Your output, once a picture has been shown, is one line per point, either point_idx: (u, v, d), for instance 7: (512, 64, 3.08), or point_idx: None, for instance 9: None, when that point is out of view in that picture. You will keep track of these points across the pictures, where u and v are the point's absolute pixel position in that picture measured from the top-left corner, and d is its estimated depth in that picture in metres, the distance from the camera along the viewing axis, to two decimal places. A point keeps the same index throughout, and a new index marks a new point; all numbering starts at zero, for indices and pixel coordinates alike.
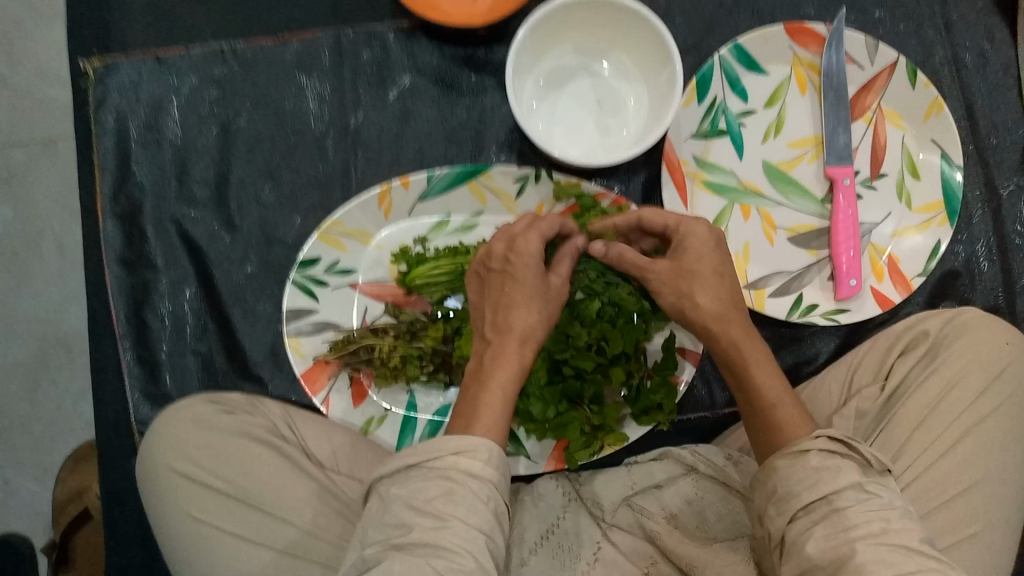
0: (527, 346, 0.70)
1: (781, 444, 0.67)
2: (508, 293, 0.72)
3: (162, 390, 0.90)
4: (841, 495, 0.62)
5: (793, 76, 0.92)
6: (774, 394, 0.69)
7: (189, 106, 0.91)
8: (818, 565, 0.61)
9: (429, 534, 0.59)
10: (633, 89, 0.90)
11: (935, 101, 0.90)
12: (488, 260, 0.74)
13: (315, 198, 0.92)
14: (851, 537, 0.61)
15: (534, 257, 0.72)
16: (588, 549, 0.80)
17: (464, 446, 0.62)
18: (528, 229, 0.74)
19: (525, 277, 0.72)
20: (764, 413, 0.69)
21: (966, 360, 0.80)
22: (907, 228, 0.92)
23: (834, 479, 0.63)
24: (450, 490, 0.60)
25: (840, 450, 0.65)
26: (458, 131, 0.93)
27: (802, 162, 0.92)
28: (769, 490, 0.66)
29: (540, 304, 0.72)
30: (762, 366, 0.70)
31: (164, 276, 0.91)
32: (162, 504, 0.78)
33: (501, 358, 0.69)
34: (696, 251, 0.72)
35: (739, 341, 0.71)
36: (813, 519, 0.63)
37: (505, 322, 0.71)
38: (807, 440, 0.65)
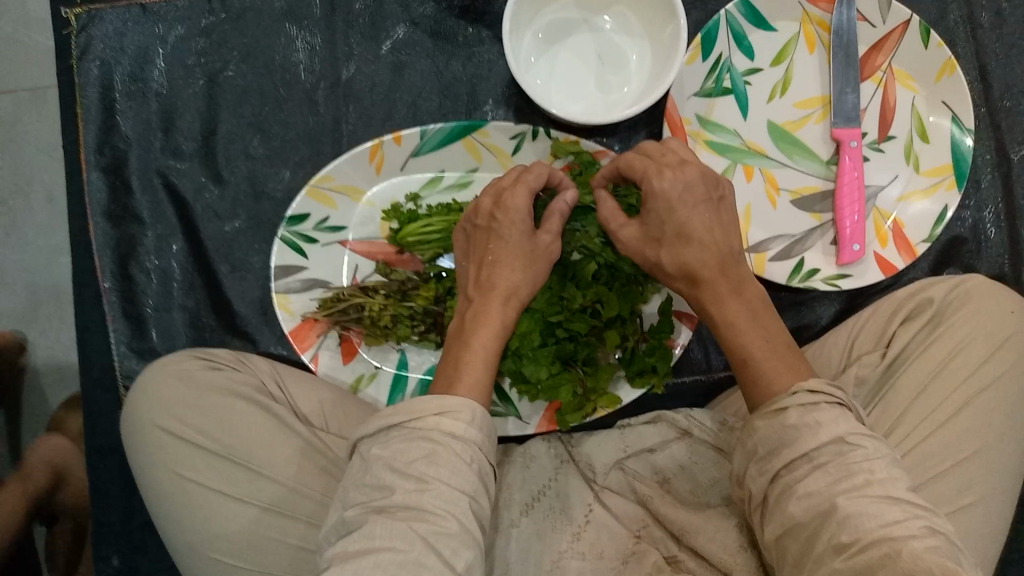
0: (510, 305, 0.70)
1: (758, 404, 0.64)
2: (494, 250, 0.72)
3: (148, 346, 0.89)
4: (821, 450, 0.59)
5: (802, 34, 0.89)
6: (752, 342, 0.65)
7: (175, 56, 0.89)
8: (801, 523, 0.59)
9: (412, 497, 0.57)
10: (635, 45, 0.87)
11: (948, 61, 0.87)
12: (476, 215, 0.74)
13: (305, 153, 0.90)
14: (834, 493, 0.58)
15: (521, 213, 0.71)
16: (580, 512, 0.78)
17: (446, 406, 0.61)
18: (516, 185, 0.73)
19: (511, 232, 0.71)
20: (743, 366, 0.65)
21: (969, 328, 0.78)
22: (913, 193, 0.89)
23: (814, 435, 0.59)
24: (431, 452, 0.59)
25: (823, 401, 0.61)
26: (453, 85, 0.90)
27: (808, 123, 0.89)
28: (751, 449, 0.63)
29: (526, 262, 0.71)
30: (742, 318, 0.66)
31: (150, 230, 0.89)
32: (147, 461, 0.76)
33: (485, 314, 0.69)
34: (662, 210, 0.66)
35: (709, 303, 0.67)
36: (797, 475, 0.60)
37: (490, 278, 0.71)
38: (785, 398, 0.61)
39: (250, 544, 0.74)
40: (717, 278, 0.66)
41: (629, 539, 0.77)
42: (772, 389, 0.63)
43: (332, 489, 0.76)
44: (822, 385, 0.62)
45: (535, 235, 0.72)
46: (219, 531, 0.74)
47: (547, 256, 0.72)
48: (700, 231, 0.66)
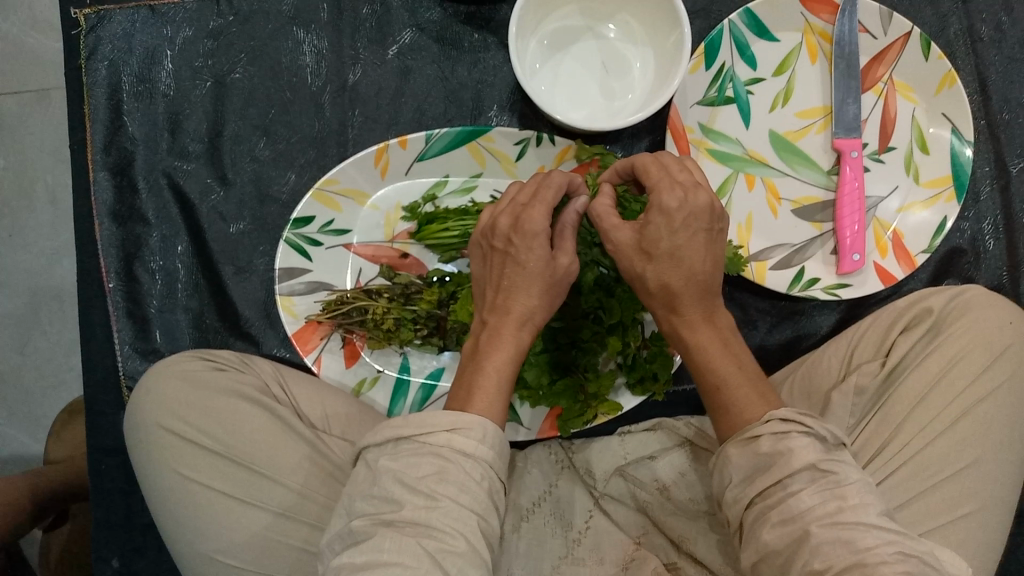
0: (525, 329, 0.66)
1: (728, 429, 0.63)
2: (511, 275, 0.67)
3: (151, 347, 0.89)
4: (795, 477, 0.58)
5: (804, 45, 0.90)
6: (727, 365, 0.64)
7: (182, 58, 0.89)
8: (775, 550, 0.58)
9: (421, 514, 0.57)
10: (639, 53, 0.88)
11: (948, 74, 0.88)
12: (492, 235, 0.69)
13: (311, 156, 0.90)
14: (807, 521, 0.57)
15: (540, 237, 0.67)
16: (579, 518, 0.79)
17: (459, 423, 0.60)
18: (533, 204, 0.68)
19: (530, 257, 0.66)
20: (716, 390, 0.64)
21: (968, 339, 0.79)
22: (913, 204, 0.90)
23: (788, 460, 0.58)
24: (441, 469, 0.58)
25: (795, 431, 0.59)
26: (459, 91, 0.90)
27: (809, 133, 0.90)
28: (726, 475, 0.62)
29: (544, 287, 0.67)
30: (716, 344, 0.64)
31: (156, 231, 0.90)
32: (151, 462, 0.76)
33: (501, 340, 0.65)
34: (661, 225, 0.64)
35: (684, 326, 0.65)
36: (772, 501, 0.59)
37: (505, 303, 0.66)
38: (758, 425, 0.60)
39: (255, 546, 0.74)
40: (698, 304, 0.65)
41: (630, 547, 0.77)
42: (744, 413, 0.62)
43: (337, 494, 0.76)
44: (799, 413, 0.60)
45: (553, 257, 0.67)
46: (222, 533, 0.74)
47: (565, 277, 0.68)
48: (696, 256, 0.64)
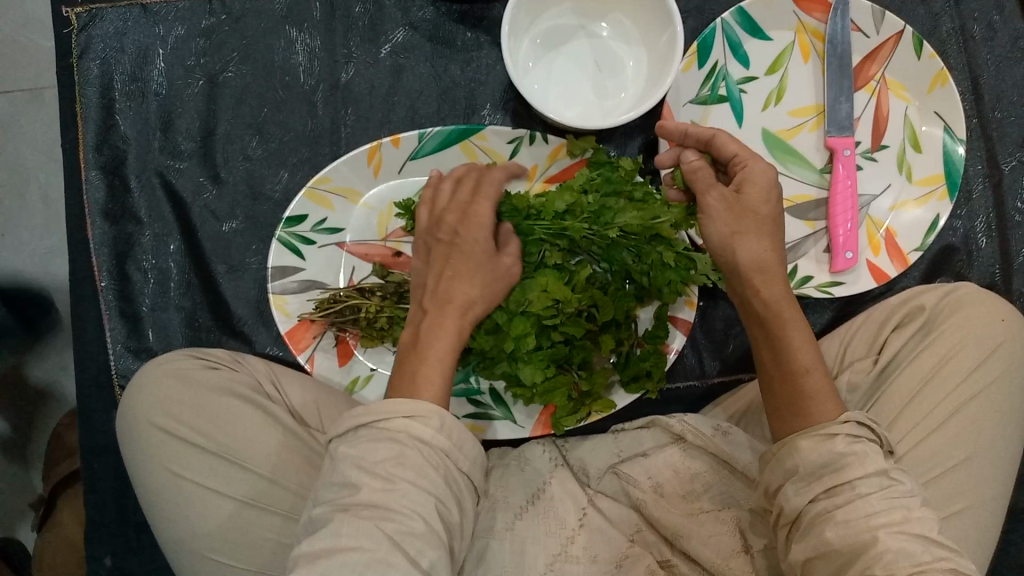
0: (468, 317, 0.69)
1: (805, 421, 0.64)
2: (453, 266, 0.71)
3: (144, 345, 0.89)
4: (865, 480, 0.60)
5: (796, 43, 0.90)
6: (807, 360, 0.65)
7: (174, 56, 0.89)
8: (838, 550, 0.59)
9: (379, 496, 0.57)
10: (632, 51, 0.88)
11: (940, 72, 0.88)
12: (437, 226, 0.73)
13: (303, 155, 0.90)
14: (873, 526, 0.58)
15: (483, 227, 0.73)
16: (574, 516, 0.79)
17: (416, 411, 0.61)
18: (476, 198, 0.74)
19: (472, 246, 0.71)
20: (791, 383, 0.65)
21: (962, 335, 0.79)
22: (906, 202, 0.90)
23: (861, 465, 0.60)
24: (399, 454, 0.59)
25: (865, 437, 0.62)
26: (452, 89, 0.90)
27: (802, 131, 0.90)
28: (791, 469, 0.63)
29: (483, 279, 0.71)
30: (806, 338, 0.65)
31: (148, 230, 0.89)
32: (140, 458, 0.76)
33: (442, 327, 0.68)
34: (760, 192, 0.68)
35: (784, 315, 0.66)
36: (838, 501, 0.60)
37: (446, 291, 0.70)
38: (837, 424, 0.62)
39: (236, 541, 0.74)
40: (790, 303, 0.66)
41: (623, 543, 0.79)
42: (818, 413, 0.63)
43: (309, 483, 0.76)
44: (867, 420, 0.63)
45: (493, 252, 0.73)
46: (213, 528, 0.74)
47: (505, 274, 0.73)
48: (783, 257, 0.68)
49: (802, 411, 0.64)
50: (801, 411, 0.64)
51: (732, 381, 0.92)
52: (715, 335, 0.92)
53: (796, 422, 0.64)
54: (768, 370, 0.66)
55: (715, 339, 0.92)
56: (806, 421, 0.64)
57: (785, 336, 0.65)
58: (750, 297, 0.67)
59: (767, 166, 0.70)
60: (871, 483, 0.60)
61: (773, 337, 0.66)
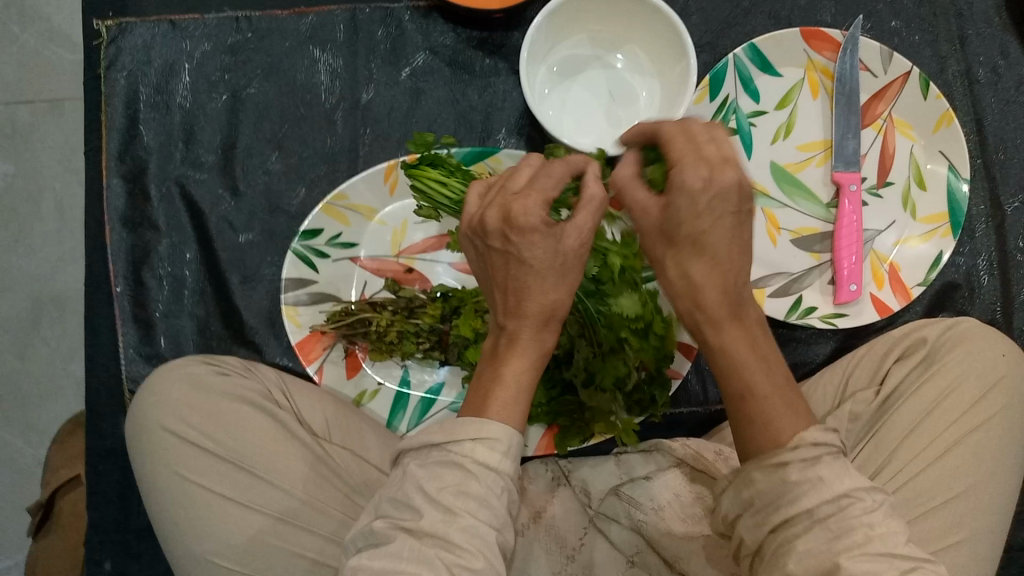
0: (548, 326, 0.62)
1: (750, 447, 0.59)
2: (516, 278, 0.62)
3: (156, 351, 0.90)
4: (823, 506, 0.55)
5: (806, 80, 0.93)
6: (753, 376, 0.59)
7: (200, 71, 0.92)
8: None
9: (439, 526, 0.57)
10: (645, 82, 0.90)
11: (946, 113, 0.90)
12: (486, 233, 0.63)
13: (321, 171, 0.92)
14: (834, 553, 0.54)
15: (541, 232, 0.60)
16: (574, 535, 0.81)
17: (482, 433, 0.58)
18: (524, 195, 0.61)
19: (535, 252, 0.61)
20: (736, 406, 0.60)
21: (962, 368, 0.80)
22: (910, 238, 0.92)
23: (816, 492, 0.55)
24: (463, 482, 0.58)
25: (826, 456, 0.57)
26: (469, 112, 0.93)
27: (810, 165, 0.92)
28: (746, 498, 0.59)
29: (558, 279, 0.62)
30: (752, 359, 0.59)
31: (165, 238, 0.91)
32: (149, 460, 0.77)
33: (520, 343, 0.62)
34: (689, 198, 0.58)
35: (731, 342, 0.60)
36: (796, 531, 0.56)
37: (516, 306, 0.62)
38: (786, 452, 0.57)
39: (257, 555, 0.74)
40: (738, 326, 0.60)
41: (623, 564, 0.79)
42: (764, 441, 0.58)
43: (327, 497, 0.77)
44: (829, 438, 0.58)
45: (562, 242, 0.61)
46: (225, 537, 0.74)
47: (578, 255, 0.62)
48: (731, 261, 0.59)
49: (752, 435, 0.59)
50: (752, 435, 0.59)
51: None
52: None
53: (749, 448, 0.59)
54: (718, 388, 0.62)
55: None
56: (751, 449, 0.59)
57: (724, 347, 0.60)
58: (686, 307, 0.61)
59: (697, 159, 0.57)
60: (835, 504, 0.55)
61: (717, 352, 0.60)
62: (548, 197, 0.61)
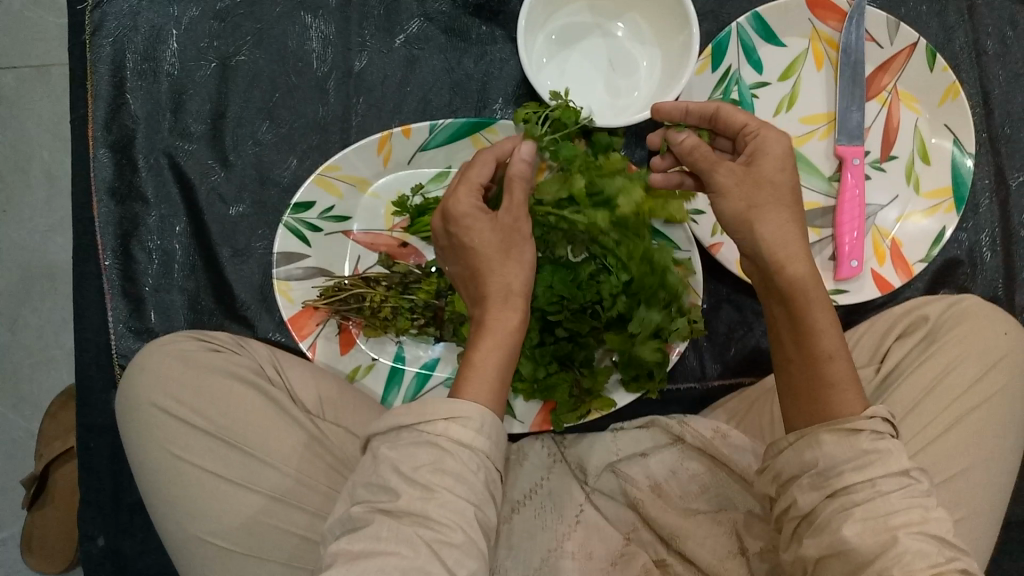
0: (511, 301, 0.66)
1: (822, 409, 0.63)
2: (469, 267, 0.68)
3: (146, 326, 0.89)
4: (886, 479, 0.59)
5: (810, 51, 0.91)
6: (831, 346, 0.64)
7: (188, 38, 0.89)
8: (858, 549, 0.58)
9: (418, 504, 0.56)
10: (646, 51, 0.88)
11: (952, 86, 0.88)
12: (442, 237, 0.70)
13: (313, 142, 0.90)
14: (891, 526, 0.58)
15: (474, 217, 0.67)
16: (571, 511, 0.80)
17: (455, 412, 0.59)
18: (458, 188, 0.68)
19: (478, 237, 0.67)
20: (812, 369, 0.64)
21: (963, 348, 0.79)
22: (912, 213, 0.90)
23: (884, 463, 0.60)
24: (438, 459, 0.58)
25: (888, 434, 0.62)
26: (464, 82, 0.90)
27: (812, 138, 0.91)
28: (810, 461, 0.62)
29: (503, 255, 0.67)
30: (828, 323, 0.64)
31: (154, 210, 0.89)
32: (139, 437, 0.76)
33: (486, 323, 0.65)
34: (776, 159, 0.66)
35: (813, 302, 0.64)
36: (858, 497, 0.59)
37: (478, 293, 0.67)
38: (864, 419, 0.61)
39: (249, 534, 0.73)
40: (818, 285, 0.65)
41: (618, 541, 0.79)
42: (837, 403, 0.63)
43: (318, 475, 0.76)
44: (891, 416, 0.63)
45: (499, 222, 0.68)
46: (217, 514, 0.73)
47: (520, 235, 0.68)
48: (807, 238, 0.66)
49: (823, 401, 0.64)
50: (820, 402, 0.64)
51: (732, 385, 0.92)
52: (717, 339, 0.92)
53: (821, 409, 0.64)
54: (788, 351, 0.66)
55: (717, 342, 0.92)
56: (825, 410, 0.63)
57: (810, 318, 0.64)
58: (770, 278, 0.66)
59: (781, 132, 0.67)
60: (891, 482, 0.59)
61: (796, 322, 0.65)
62: (477, 186, 0.69)
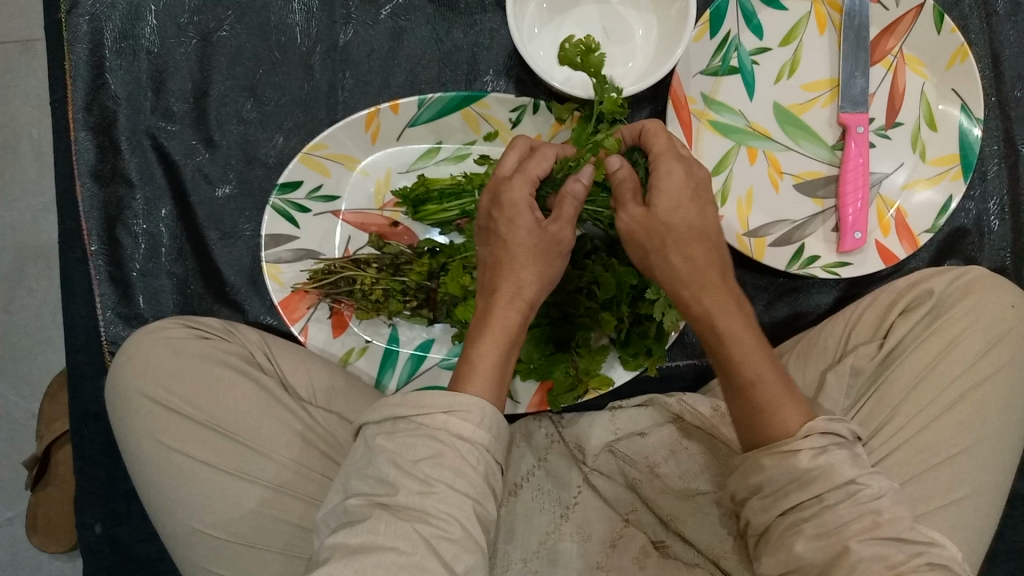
0: (518, 306, 0.61)
1: (761, 436, 0.60)
2: (495, 254, 0.63)
3: (135, 312, 0.87)
4: (833, 492, 0.57)
5: (812, 14, 0.87)
6: (754, 372, 0.60)
7: (166, 14, 0.86)
8: (810, 562, 0.58)
9: (416, 499, 0.55)
10: (642, 19, 0.84)
11: (961, 48, 0.84)
12: (479, 215, 0.66)
13: (299, 119, 0.87)
14: (845, 536, 0.56)
15: (520, 206, 0.62)
16: (568, 493, 0.79)
17: (455, 404, 0.57)
18: (514, 176, 0.64)
19: (514, 230, 0.62)
20: (743, 396, 0.60)
21: (968, 323, 0.77)
22: (918, 181, 0.88)
23: (827, 478, 0.57)
24: (438, 453, 0.56)
25: (831, 445, 0.58)
26: (454, 54, 0.87)
27: (814, 106, 0.88)
28: (754, 485, 0.61)
29: (532, 259, 0.62)
30: (750, 347, 0.60)
31: (139, 193, 0.87)
32: (129, 427, 0.75)
33: (491, 323, 0.61)
34: (668, 195, 0.60)
35: (727, 334, 0.60)
36: (806, 514, 0.58)
37: (491, 283, 0.62)
38: (797, 440, 0.58)
39: (251, 526, 0.73)
40: (733, 311, 0.60)
41: (617, 523, 0.77)
42: (773, 426, 0.59)
43: (311, 461, 0.75)
44: (834, 428, 0.59)
45: (543, 224, 0.63)
46: (209, 505, 0.73)
47: (557, 248, 0.63)
48: (717, 263, 0.61)
49: (758, 425, 0.60)
50: (757, 425, 0.60)
51: None
52: None
53: (752, 434, 0.61)
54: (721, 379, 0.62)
55: None
56: (761, 434, 0.60)
57: (726, 351, 0.60)
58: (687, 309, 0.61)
59: (673, 164, 0.60)
60: (838, 495, 0.57)
61: (716, 349, 0.61)
62: (534, 179, 0.64)
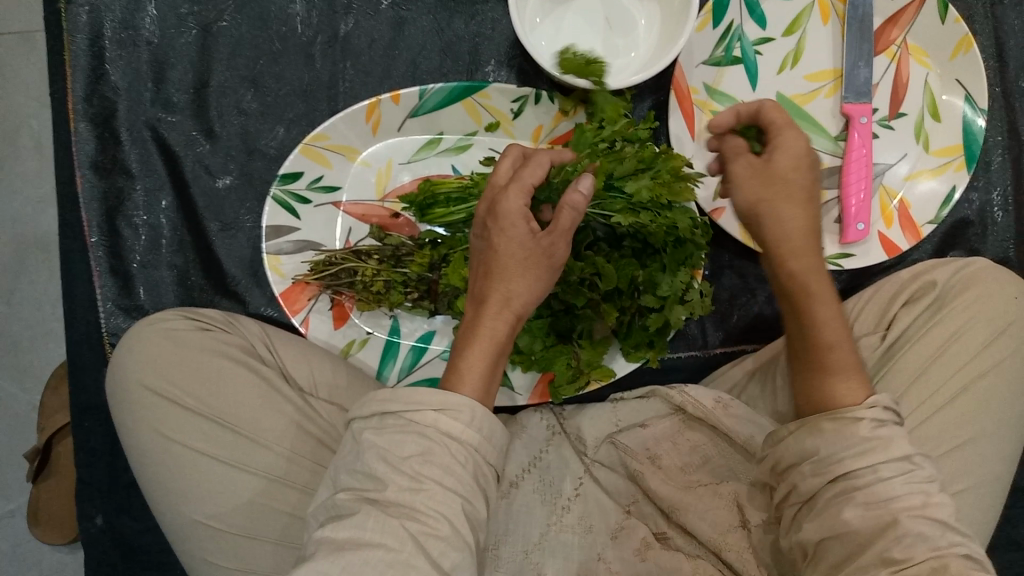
0: (508, 314, 0.62)
1: (824, 397, 0.63)
2: (486, 262, 0.63)
3: (135, 304, 0.87)
4: (888, 465, 0.59)
5: (816, 4, 0.86)
6: (833, 335, 0.63)
7: (167, 4, 0.85)
8: (857, 530, 0.58)
9: (405, 495, 0.55)
10: (644, 9, 0.84)
11: (965, 38, 0.84)
12: (473, 223, 0.66)
13: (300, 110, 0.87)
14: (894, 510, 0.57)
15: (513, 216, 0.62)
16: (569, 485, 0.79)
17: (446, 403, 0.57)
18: (509, 184, 0.64)
19: (506, 240, 0.62)
20: (815, 355, 0.64)
21: (971, 314, 0.77)
22: (921, 172, 0.87)
23: (886, 449, 0.59)
24: (426, 450, 0.56)
25: (890, 422, 0.61)
26: (455, 44, 0.87)
27: (818, 97, 0.87)
28: (808, 450, 0.62)
29: (522, 268, 0.62)
30: (831, 314, 0.63)
31: (139, 184, 0.87)
32: (128, 417, 0.75)
33: (480, 330, 0.61)
34: (793, 161, 0.64)
35: (812, 294, 0.63)
36: (859, 483, 0.59)
37: (482, 291, 0.63)
38: (863, 409, 0.61)
39: (246, 519, 0.73)
40: (821, 277, 0.64)
41: (619, 514, 0.77)
42: (835, 391, 0.63)
43: (308, 453, 0.75)
44: (891, 405, 0.62)
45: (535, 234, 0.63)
46: (203, 495, 0.73)
47: (548, 260, 0.63)
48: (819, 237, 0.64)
49: (822, 386, 0.63)
50: (821, 388, 0.63)
51: (735, 352, 0.91)
52: (719, 306, 0.90)
53: (815, 389, 0.64)
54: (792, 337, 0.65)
55: (719, 310, 0.90)
56: (823, 398, 0.63)
57: (812, 310, 0.63)
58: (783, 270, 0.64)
59: (801, 133, 0.64)
60: (892, 467, 0.59)
61: (794, 309, 0.64)
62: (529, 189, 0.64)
